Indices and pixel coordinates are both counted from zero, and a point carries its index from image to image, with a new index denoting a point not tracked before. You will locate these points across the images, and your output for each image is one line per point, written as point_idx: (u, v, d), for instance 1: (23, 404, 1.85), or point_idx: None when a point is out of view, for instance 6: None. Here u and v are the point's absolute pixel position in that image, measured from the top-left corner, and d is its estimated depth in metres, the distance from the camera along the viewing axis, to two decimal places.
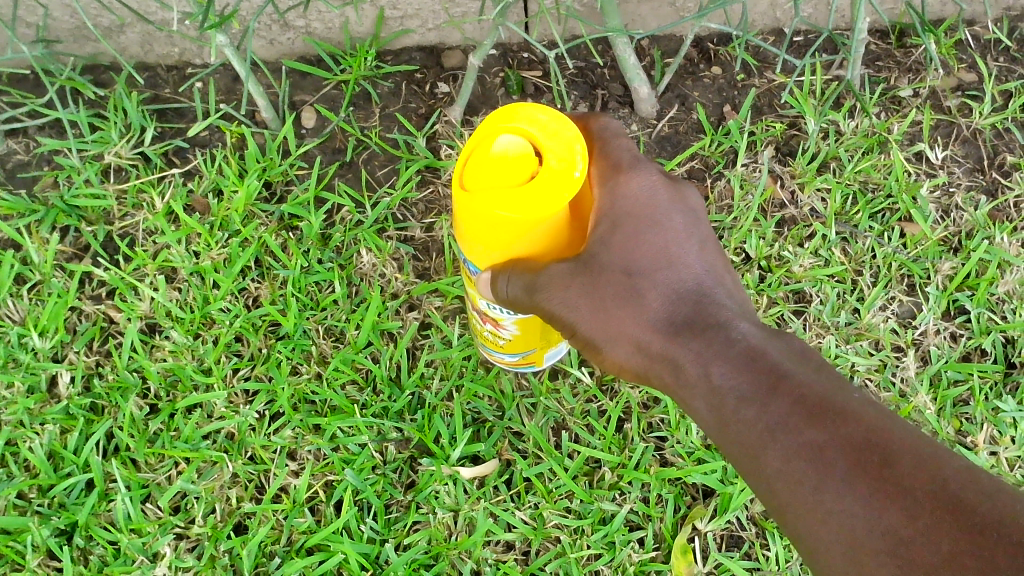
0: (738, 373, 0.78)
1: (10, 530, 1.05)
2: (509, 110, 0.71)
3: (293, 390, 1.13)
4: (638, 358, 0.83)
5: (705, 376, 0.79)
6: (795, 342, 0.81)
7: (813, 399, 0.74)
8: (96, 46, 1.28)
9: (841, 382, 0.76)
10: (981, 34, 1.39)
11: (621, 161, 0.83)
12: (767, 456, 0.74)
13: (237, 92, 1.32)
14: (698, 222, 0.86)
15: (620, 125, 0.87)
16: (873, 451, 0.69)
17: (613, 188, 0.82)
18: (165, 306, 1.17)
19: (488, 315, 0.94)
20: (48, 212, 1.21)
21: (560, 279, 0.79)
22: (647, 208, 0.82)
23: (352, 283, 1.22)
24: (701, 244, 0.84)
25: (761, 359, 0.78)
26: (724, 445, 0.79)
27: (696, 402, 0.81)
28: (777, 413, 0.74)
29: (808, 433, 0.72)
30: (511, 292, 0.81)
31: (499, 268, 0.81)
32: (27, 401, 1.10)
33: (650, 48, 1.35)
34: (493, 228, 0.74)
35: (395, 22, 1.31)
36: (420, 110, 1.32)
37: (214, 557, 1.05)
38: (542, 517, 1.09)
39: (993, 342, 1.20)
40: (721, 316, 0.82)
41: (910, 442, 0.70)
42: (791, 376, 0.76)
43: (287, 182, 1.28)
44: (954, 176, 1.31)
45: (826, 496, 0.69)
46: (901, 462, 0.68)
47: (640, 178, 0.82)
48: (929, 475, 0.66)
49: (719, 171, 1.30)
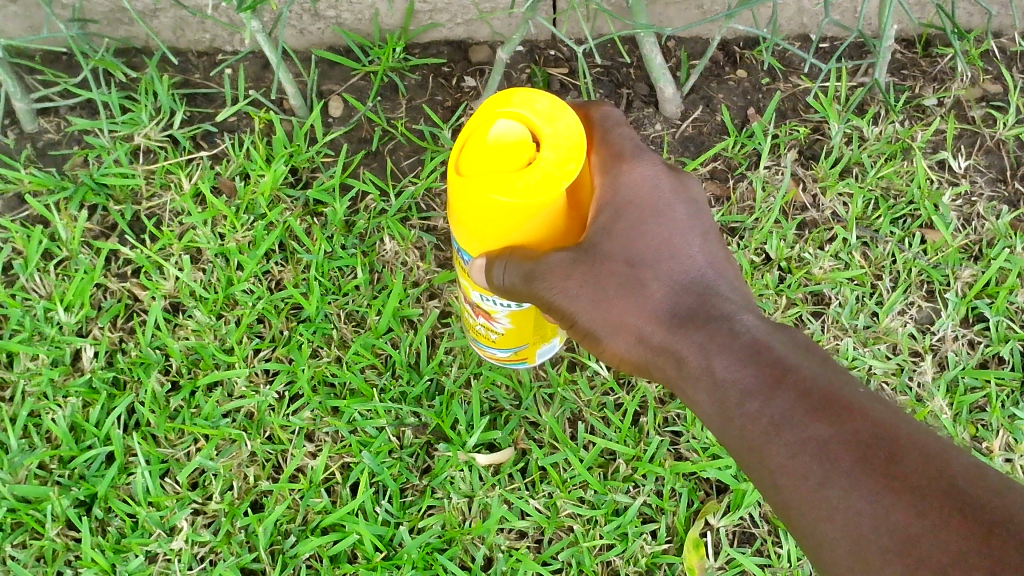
0: (741, 367, 0.78)
1: (30, 499, 1.07)
2: (504, 97, 0.74)
3: (312, 371, 1.14)
4: (639, 349, 0.84)
5: (709, 369, 0.80)
6: (798, 336, 0.82)
7: (816, 393, 0.75)
8: (130, 29, 1.29)
9: (845, 376, 0.77)
10: (1007, 47, 1.39)
11: (624, 150, 0.84)
12: (770, 450, 0.74)
13: (266, 80, 1.33)
14: (700, 214, 0.87)
15: (622, 114, 0.88)
16: (879, 447, 0.70)
17: (616, 177, 0.83)
18: (189, 286, 1.18)
19: (481, 308, 0.96)
20: (78, 189, 1.23)
21: (560, 268, 0.80)
22: (650, 198, 0.83)
23: (374, 269, 1.23)
24: (702, 236, 0.85)
25: (764, 352, 0.79)
26: (725, 438, 0.80)
27: (698, 394, 0.81)
28: (781, 408, 0.75)
29: (813, 427, 0.73)
30: (507, 280, 0.80)
31: (496, 255, 0.80)
32: (51, 373, 1.12)
33: (676, 50, 1.36)
34: (489, 216, 0.75)
35: (424, 16, 1.32)
36: (446, 103, 1.33)
37: (230, 533, 1.06)
38: (556, 506, 1.09)
39: (1011, 350, 1.20)
40: (725, 309, 0.83)
41: (915, 439, 0.70)
42: (794, 370, 0.77)
43: (313, 168, 1.29)
44: (976, 186, 1.32)
45: (831, 492, 0.70)
46: (906, 458, 0.68)
47: (643, 168, 0.84)
48: (936, 471, 0.67)
49: (742, 172, 1.30)
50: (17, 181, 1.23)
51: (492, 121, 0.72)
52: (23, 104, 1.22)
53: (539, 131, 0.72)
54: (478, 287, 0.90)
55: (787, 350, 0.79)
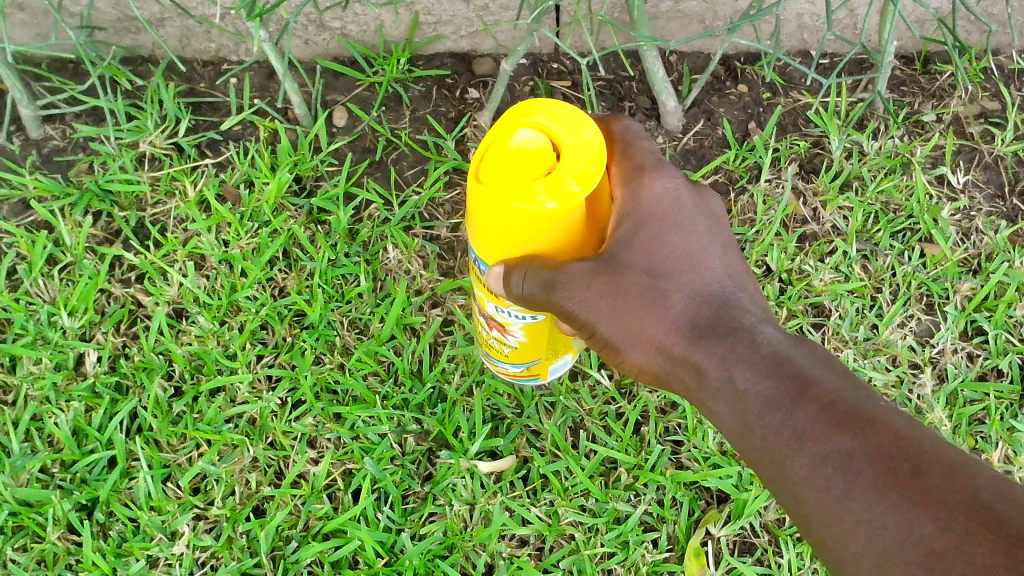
0: (763, 379, 0.79)
1: (32, 502, 1.07)
2: (525, 105, 0.74)
3: (315, 378, 1.15)
4: (659, 360, 0.84)
5: (729, 380, 0.80)
6: (818, 349, 0.83)
7: (839, 406, 0.75)
8: (136, 38, 1.30)
9: (868, 389, 0.77)
10: (1006, 64, 1.41)
11: (645, 162, 0.84)
12: (793, 464, 0.75)
13: (271, 90, 1.35)
14: (721, 226, 0.87)
15: (642, 127, 0.88)
16: (903, 462, 0.70)
17: (636, 189, 0.83)
18: (193, 293, 1.19)
19: (495, 319, 0.97)
20: (83, 196, 1.24)
21: (580, 278, 0.80)
22: (670, 209, 0.84)
23: (377, 278, 1.24)
24: (723, 247, 0.86)
25: (785, 365, 0.79)
26: (746, 450, 0.80)
27: (718, 406, 0.82)
28: (803, 421, 0.75)
29: (835, 441, 0.73)
30: (525, 290, 0.81)
31: (514, 264, 0.81)
32: (55, 377, 1.12)
33: (678, 64, 1.38)
34: (508, 223, 0.75)
35: (429, 28, 1.34)
36: (449, 114, 1.34)
37: (232, 539, 1.06)
38: (557, 514, 1.10)
39: (1010, 363, 1.21)
40: (745, 321, 0.83)
41: (940, 452, 0.70)
42: (817, 384, 0.77)
43: (317, 177, 1.30)
44: (975, 201, 1.33)
45: (854, 505, 0.70)
46: (931, 472, 0.69)
47: (663, 178, 0.84)
48: (962, 484, 0.67)
49: (743, 186, 1.31)
50: (22, 187, 1.23)
51: (512, 129, 0.72)
52: (29, 111, 1.23)
53: (559, 141, 0.72)
54: (496, 297, 0.91)
55: (810, 364, 0.79)
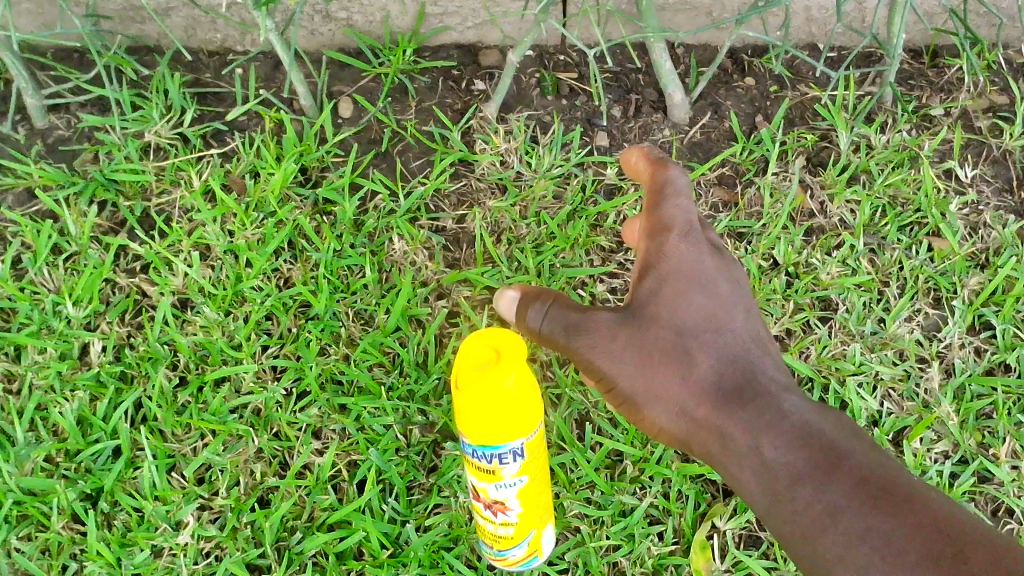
0: (791, 452, 0.87)
1: (36, 492, 1.07)
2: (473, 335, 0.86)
3: (320, 369, 1.14)
4: (681, 422, 0.92)
5: (756, 450, 0.88)
6: (838, 417, 0.92)
7: (872, 484, 0.83)
8: (142, 27, 1.30)
9: (878, 453, 0.87)
10: (1015, 57, 1.40)
11: (674, 221, 0.92)
12: (829, 538, 0.81)
13: (277, 80, 1.33)
14: (743, 290, 0.96)
15: (684, 183, 0.94)
16: (943, 549, 0.76)
17: (660, 245, 0.92)
18: (198, 283, 1.18)
19: (485, 502, 0.95)
20: (88, 185, 1.23)
21: (605, 327, 0.90)
22: (694, 269, 0.92)
23: (382, 269, 1.23)
24: (745, 312, 0.95)
25: (812, 436, 0.87)
26: (772, 520, 0.87)
27: (744, 474, 0.89)
28: (833, 496, 0.83)
29: (858, 517, 0.81)
30: (543, 325, 0.92)
31: (532, 300, 0.92)
32: (59, 366, 1.12)
33: (685, 57, 1.37)
34: (488, 416, 0.85)
35: (435, 19, 1.33)
36: (455, 105, 1.33)
37: (236, 529, 1.07)
38: (562, 507, 1.11)
39: (1018, 358, 1.20)
40: (770, 390, 0.92)
41: (968, 533, 0.78)
42: (848, 459, 0.85)
43: (323, 168, 1.29)
44: (983, 195, 1.32)
45: (871, 556, 0.78)
46: (972, 558, 0.75)
47: (689, 242, 0.92)
48: (986, 555, 0.75)
49: (750, 179, 1.31)
50: (28, 176, 1.23)
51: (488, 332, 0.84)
52: (35, 100, 1.23)
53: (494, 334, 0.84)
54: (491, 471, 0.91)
55: (833, 433, 0.88)
